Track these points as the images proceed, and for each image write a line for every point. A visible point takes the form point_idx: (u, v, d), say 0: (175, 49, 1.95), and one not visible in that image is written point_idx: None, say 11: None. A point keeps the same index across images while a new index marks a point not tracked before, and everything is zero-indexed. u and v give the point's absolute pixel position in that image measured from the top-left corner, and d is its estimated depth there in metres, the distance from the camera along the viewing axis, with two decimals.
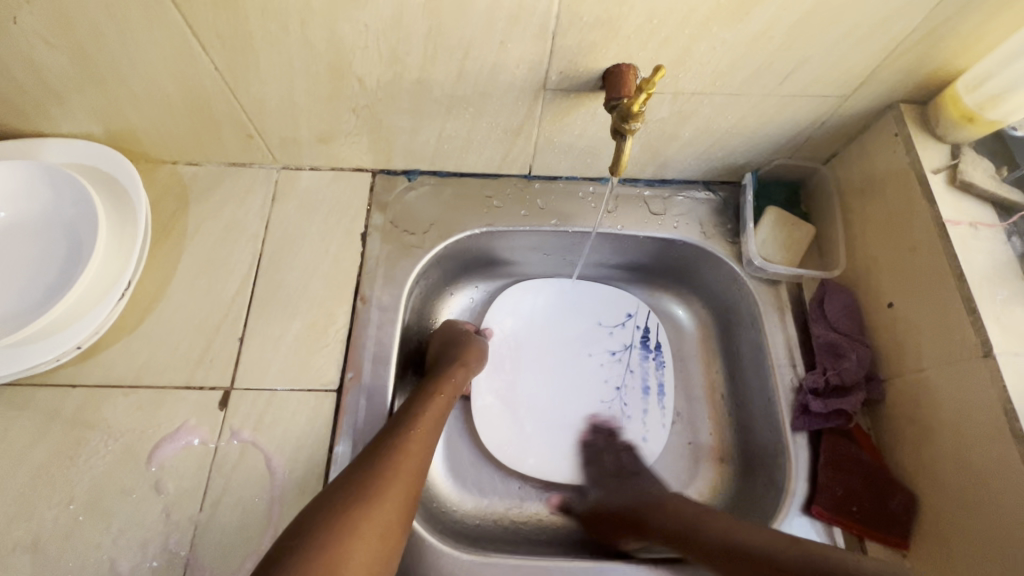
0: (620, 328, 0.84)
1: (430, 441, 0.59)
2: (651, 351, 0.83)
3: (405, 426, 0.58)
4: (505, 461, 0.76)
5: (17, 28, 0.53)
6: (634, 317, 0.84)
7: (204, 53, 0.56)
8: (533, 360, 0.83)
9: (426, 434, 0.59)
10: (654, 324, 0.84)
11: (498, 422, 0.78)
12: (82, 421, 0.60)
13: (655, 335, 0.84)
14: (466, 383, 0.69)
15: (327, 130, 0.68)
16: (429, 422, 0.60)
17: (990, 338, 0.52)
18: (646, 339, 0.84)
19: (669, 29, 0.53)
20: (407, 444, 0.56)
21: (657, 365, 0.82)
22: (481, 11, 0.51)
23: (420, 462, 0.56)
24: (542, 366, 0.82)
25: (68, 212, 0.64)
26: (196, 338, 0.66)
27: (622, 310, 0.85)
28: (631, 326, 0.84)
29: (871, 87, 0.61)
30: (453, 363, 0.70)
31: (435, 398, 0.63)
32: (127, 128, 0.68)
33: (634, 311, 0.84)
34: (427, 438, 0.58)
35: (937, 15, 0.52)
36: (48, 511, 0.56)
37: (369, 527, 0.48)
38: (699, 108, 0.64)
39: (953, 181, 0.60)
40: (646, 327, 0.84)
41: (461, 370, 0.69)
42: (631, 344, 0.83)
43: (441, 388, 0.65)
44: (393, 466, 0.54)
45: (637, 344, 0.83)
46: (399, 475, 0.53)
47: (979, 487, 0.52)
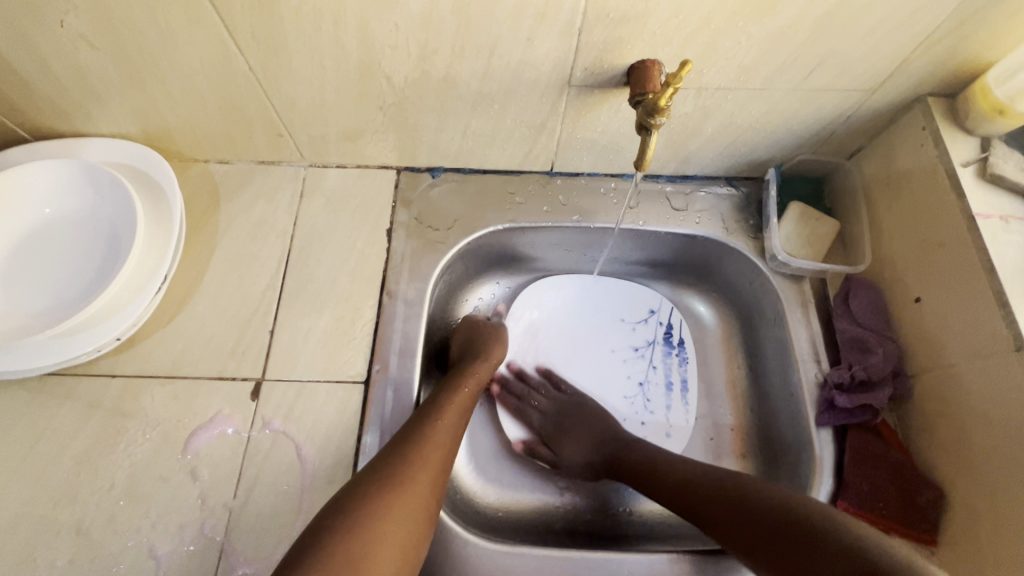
0: (643, 324, 0.84)
1: (456, 432, 0.60)
2: (674, 347, 0.83)
3: (430, 416, 0.59)
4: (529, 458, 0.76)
5: (65, 31, 0.55)
6: (657, 314, 0.84)
7: (240, 54, 0.58)
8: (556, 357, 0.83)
9: (452, 424, 0.60)
10: (675, 319, 0.84)
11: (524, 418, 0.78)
12: (121, 410, 0.63)
13: (677, 331, 0.84)
14: (486, 376, 0.69)
15: (354, 127, 0.70)
16: (453, 413, 0.61)
17: (1022, 332, 0.52)
18: (668, 336, 0.83)
19: (695, 25, 0.54)
20: (433, 434, 0.57)
21: (680, 362, 0.82)
22: (509, 8, 0.52)
23: (444, 452, 0.57)
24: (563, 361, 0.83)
25: (108, 208, 0.67)
26: (229, 330, 0.67)
27: (644, 306, 0.85)
28: (653, 322, 0.84)
29: (898, 81, 0.61)
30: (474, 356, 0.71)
31: (460, 390, 0.64)
32: (163, 128, 0.70)
33: (657, 307, 0.84)
34: (451, 429, 0.59)
35: (967, 7, 0.51)
36: (90, 496, 0.58)
37: (399, 511, 0.50)
38: (724, 103, 0.64)
39: (983, 174, 0.59)
40: (669, 324, 0.84)
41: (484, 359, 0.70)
42: (654, 340, 0.83)
43: (464, 381, 0.66)
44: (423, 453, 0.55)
45: (660, 341, 0.83)
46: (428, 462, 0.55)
47: (1013, 484, 0.51)
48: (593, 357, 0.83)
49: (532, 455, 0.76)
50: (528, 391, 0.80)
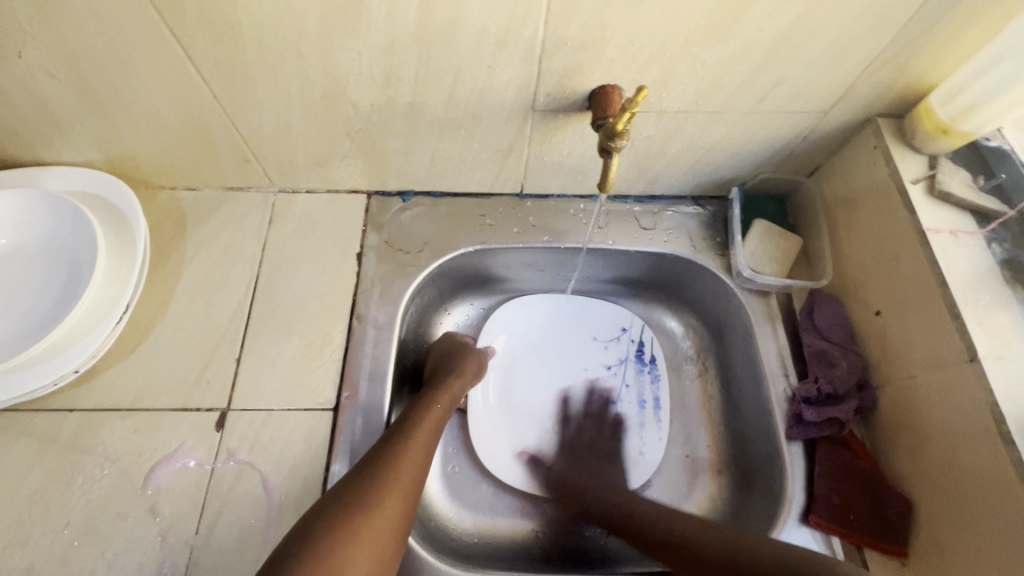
0: (615, 342, 0.85)
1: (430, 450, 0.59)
2: (646, 364, 0.83)
3: (401, 434, 0.59)
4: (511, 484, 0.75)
5: (23, 62, 0.55)
6: (628, 332, 0.85)
7: (204, 83, 0.59)
8: (531, 376, 0.83)
9: (423, 441, 0.59)
10: (648, 337, 0.85)
11: (498, 439, 0.78)
12: (79, 446, 0.60)
13: (649, 350, 0.84)
14: (460, 392, 0.69)
15: (322, 153, 0.70)
16: (425, 432, 0.60)
17: (975, 343, 0.53)
18: (640, 353, 0.84)
19: (650, 52, 0.55)
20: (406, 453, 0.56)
21: (653, 379, 0.82)
22: (470, 37, 0.53)
23: (416, 469, 0.56)
24: (538, 381, 0.83)
25: (68, 237, 0.66)
26: (195, 359, 0.66)
27: (616, 324, 0.85)
28: (625, 340, 0.85)
29: (848, 102, 0.63)
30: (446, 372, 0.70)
31: (432, 408, 0.64)
32: (128, 156, 0.70)
33: (629, 325, 0.85)
34: (423, 446, 0.58)
35: (906, 34, 0.54)
36: (42, 537, 0.56)
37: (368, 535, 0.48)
38: (684, 125, 0.66)
39: (932, 190, 0.61)
40: (640, 341, 0.84)
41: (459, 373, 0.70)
42: (627, 358, 0.84)
43: (436, 398, 0.65)
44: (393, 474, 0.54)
45: (632, 358, 0.84)
46: (399, 484, 0.53)
47: (974, 491, 0.52)
48: (567, 377, 0.83)
49: (505, 477, 0.75)
50: (502, 411, 0.80)
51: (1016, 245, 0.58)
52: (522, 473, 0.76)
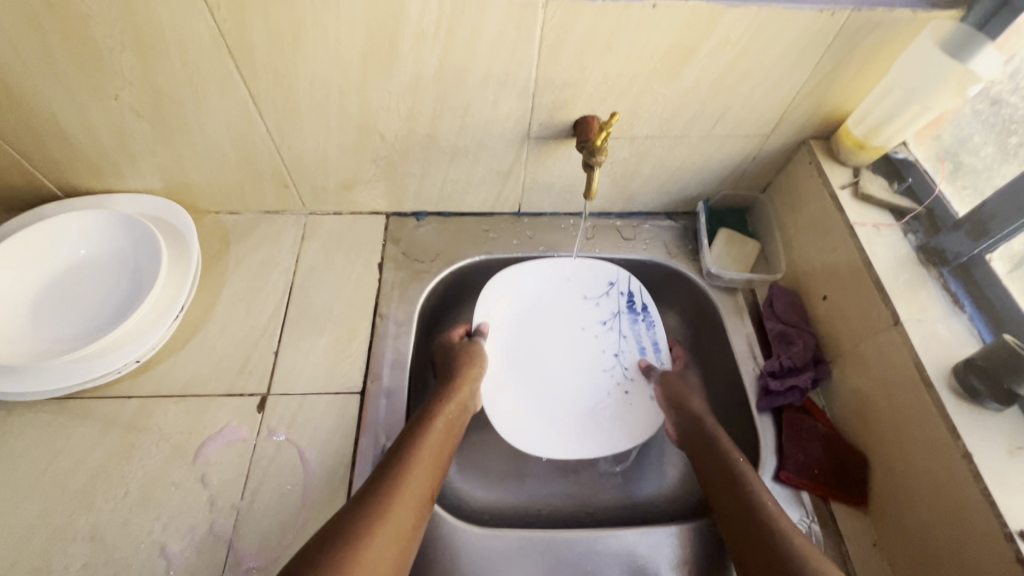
0: (606, 297, 0.88)
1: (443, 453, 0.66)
2: (639, 314, 0.87)
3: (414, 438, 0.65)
4: (534, 452, 0.77)
5: (118, 103, 0.68)
6: (616, 285, 0.87)
7: (261, 118, 0.72)
8: (531, 347, 0.85)
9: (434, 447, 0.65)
10: (632, 285, 0.87)
11: (511, 415, 0.80)
12: (136, 426, 0.69)
13: (638, 295, 0.87)
14: (472, 394, 0.75)
15: (351, 178, 0.83)
16: (437, 436, 0.67)
17: (897, 309, 0.64)
18: (631, 303, 0.87)
19: (620, 88, 0.70)
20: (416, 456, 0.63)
21: (647, 325, 0.87)
22: (478, 79, 0.68)
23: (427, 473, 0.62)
24: (542, 349, 0.85)
25: (133, 249, 0.77)
26: (237, 352, 0.75)
27: (602, 281, 0.88)
28: (614, 293, 0.87)
29: (784, 127, 0.78)
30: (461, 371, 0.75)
31: (444, 411, 0.70)
32: (185, 183, 0.82)
33: (614, 280, 0.87)
34: (433, 450, 0.65)
35: (819, 72, 0.69)
36: (104, 504, 0.63)
37: (390, 525, 0.55)
38: (653, 148, 0.80)
39: (857, 194, 0.75)
40: (629, 292, 0.87)
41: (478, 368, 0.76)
42: (618, 312, 0.87)
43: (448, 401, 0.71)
44: (413, 474, 0.61)
45: (624, 310, 0.87)
46: (418, 481, 0.60)
47: (907, 436, 0.62)
48: (567, 342, 0.86)
49: (533, 450, 0.77)
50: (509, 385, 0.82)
51: (927, 235, 0.70)
52: (547, 442, 0.78)
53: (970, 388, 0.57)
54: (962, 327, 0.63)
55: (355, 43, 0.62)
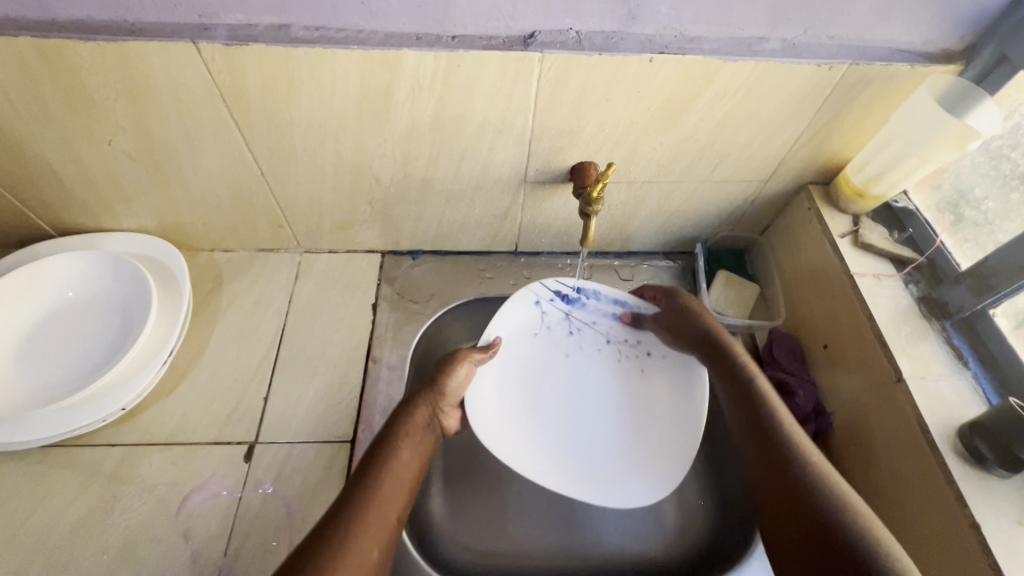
0: (546, 314, 0.83)
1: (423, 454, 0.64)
2: (577, 298, 0.83)
3: (389, 443, 0.62)
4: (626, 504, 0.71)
5: (111, 147, 0.67)
6: (542, 300, 0.82)
7: (255, 162, 0.71)
8: (550, 403, 0.79)
9: (412, 447, 0.63)
10: (551, 283, 0.83)
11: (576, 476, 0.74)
12: (119, 477, 0.67)
13: (566, 287, 0.83)
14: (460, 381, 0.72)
15: (346, 219, 0.82)
16: (415, 433, 0.65)
17: (899, 365, 0.63)
18: (564, 296, 0.83)
19: (617, 136, 0.69)
20: (396, 460, 0.60)
21: (592, 298, 0.83)
22: (474, 127, 0.67)
23: (408, 470, 0.61)
24: (558, 396, 0.80)
25: (125, 292, 0.76)
26: (226, 398, 0.74)
27: (528, 304, 0.82)
28: (550, 306, 0.83)
29: (783, 173, 0.77)
30: (443, 372, 0.71)
31: (420, 409, 0.67)
32: (178, 223, 0.81)
33: (539, 295, 0.82)
34: (412, 450, 0.63)
35: (817, 122, 0.69)
36: (83, 561, 0.61)
37: (373, 530, 0.54)
38: (650, 192, 0.79)
39: (857, 243, 0.74)
40: (554, 291, 0.83)
41: (462, 370, 0.73)
42: (566, 312, 0.83)
43: (423, 401, 0.68)
44: (393, 475, 0.59)
45: (565, 308, 0.83)
46: (397, 482, 0.59)
47: (911, 498, 0.60)
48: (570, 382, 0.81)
49: (637, 501, 0.72)
50: (532, 449, 0.75)
51: (929, 286, 0.70)
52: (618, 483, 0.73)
53: (978, 454, 0.55)
54: (966, 385, 0.62)
55: (350, 93, 0.62)
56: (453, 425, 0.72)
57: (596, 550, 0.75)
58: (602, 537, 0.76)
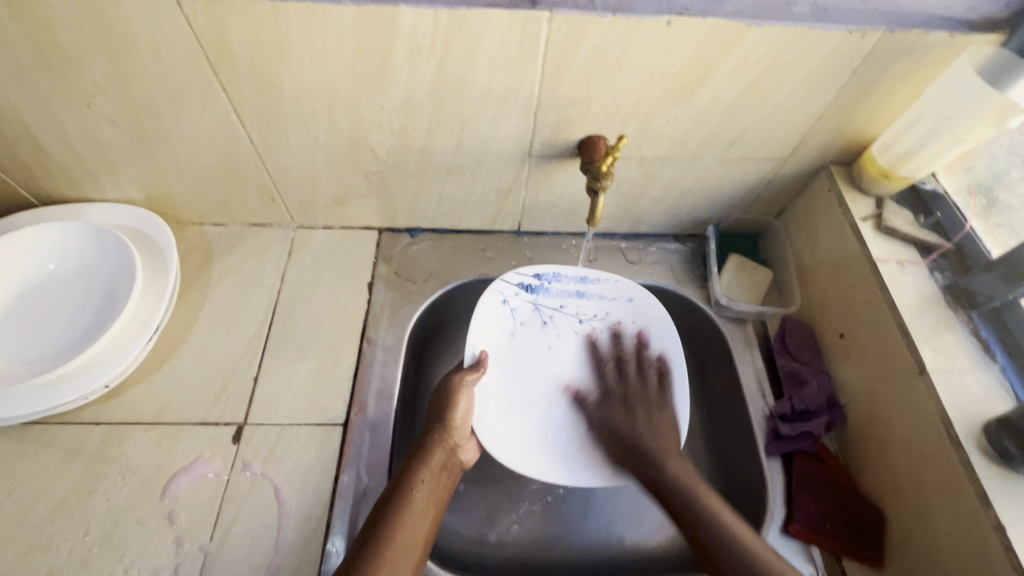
0: (516, 307, 0.80)
1: (439, 496, 0.62)
2: (541, 285, 0.81)
3: (402, 489, 0.60)
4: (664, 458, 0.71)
5: (90, 111, 0.63)
6: (509, 298, 0.80)
7: (244, 129, 0.67)
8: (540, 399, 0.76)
9: (427, 495, 0.61)
10: (512, 277, 0.80)
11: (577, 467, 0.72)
12: (103, 456, 0.64)
13: (525, 277, 0.80)
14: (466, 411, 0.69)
15: (341, 193, 0.78)
16: (430, 480, 0.62)
17: (922, 357, 0.59)
18: (528, 288, 0.80)
19: (629, 108, 0.65)
20: (409, 510, 0.59)
21: (554, 281, 0.81)
22: (476, 95, 0.63)
23: (420, 522, 0.59)
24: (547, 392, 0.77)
25: (108, 265, 0.72)
26: (214, 377, 0.71)
27: (495, 303, 0.78)
28: (519, 299, 0.80)
29: (804, 151, 0.73)
30: (446, 402, 0.68)
31: (434, 451, 0.65)
32: (165, 194, 0.78)
33: (502, 292, 0.79)
34: (427, 497, 0.61)
35: (843, 96, 0.64)
36: (64, 543, 0.59)
37: None
38: (662, 170, 0.75)
39: (880, 227, 0.70)
40: (518, 286, 0.80)
41: (463, 398, 0.69)
42: (534, 301, 0.81)
43: (440, 441, 0.66)
44: (406, 524, 0.58)
45: (533, 298, 0.80)
46: (410, 532, 0.57)
47: (931, 497, 0.57)
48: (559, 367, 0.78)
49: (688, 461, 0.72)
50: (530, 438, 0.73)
51: (955, 274, 0.66)
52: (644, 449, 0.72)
53: (1002, 450, 0.52)
54: (993, 378, 0.59)
55: (343, 55, 0.58)
56: (471, 457, 0.69)
57: (596, 541, 0.73)
58: (603, 528, 0.74)
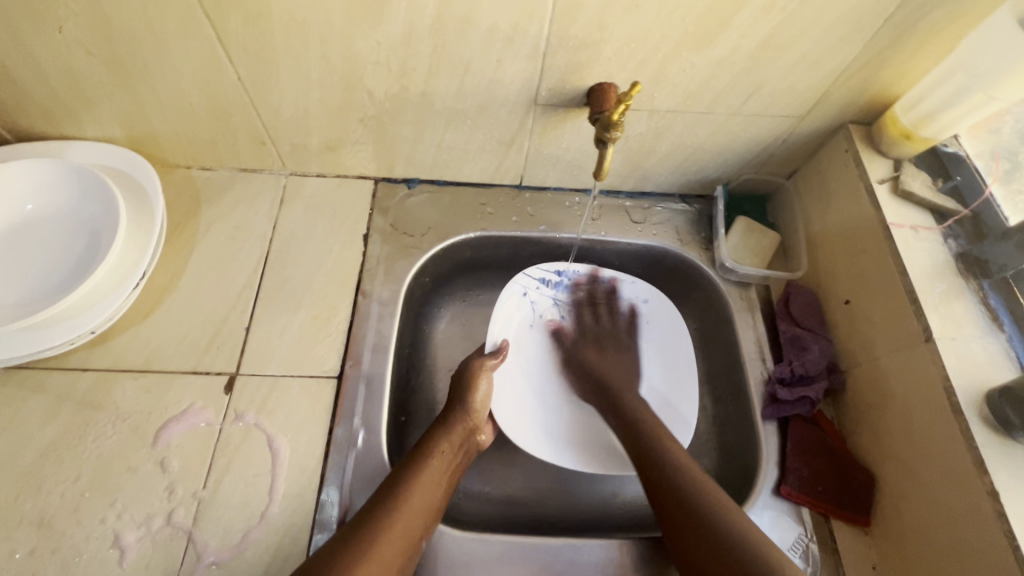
0: (536, 303, 0.82)
1: (453, 467, 0.64)
2: (558, 280, 0.82)
3: (417, 459, 0.62)
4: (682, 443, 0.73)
5: (62, 37, 0.59)
6: (531, 292, 0.81)
7: (230, 64, 0.63)
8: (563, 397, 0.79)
9: (440, 467, 0.62)
10: (534, 271, 0.81)
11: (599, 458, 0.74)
12: (92, 403, 0.63)
13: (548, 272, 0.82)
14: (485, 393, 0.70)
15: (336, 138, 0.74)
16: (444, 455, 0.64)
17: (930, 324, 0.58)
18: (548, 280, 0.82)
19: (644, 53, 0.61)
20: (419, 480, 0.60)
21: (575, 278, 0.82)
22: (480, 33, 0.59)
23: (431, 493, 0.60)
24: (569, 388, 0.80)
25: (91, 206, 0.69)
26: (204, 326, 0.69)
27: (516, 294, 0.81)
28: (540, 295, 0.82)
29: (824, 108, 0.69)
30: (465, 384, 0.70)
31: (456, 429, 0.66)
32: (149, 134, 0.73)
33: (524, 286, 0.81)
34: (439, 470, 0.62)
35: (872, 47, 0.60)
36: (55, 487, 0.59)
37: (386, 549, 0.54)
38: (673, 124, 0.71)
39: (896, 191, 0.67)
40: (538, 277, 0.81)
41: (485, 382, 0.70)
42: (552, 297, 0.83)
43: (460, 421, 0.67)
44: (417, 491, 0.59)
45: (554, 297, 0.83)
46: (419, 499, 0.58)
47: (925, 464, 0.57)
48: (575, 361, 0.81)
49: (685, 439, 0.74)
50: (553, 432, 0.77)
51: (969, 242, 0.65)
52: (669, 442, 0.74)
53: (1003, 419, 0.52)
54: (999, 348, 0.58)
55: None
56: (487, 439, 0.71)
57: (587, 500, 0.74)
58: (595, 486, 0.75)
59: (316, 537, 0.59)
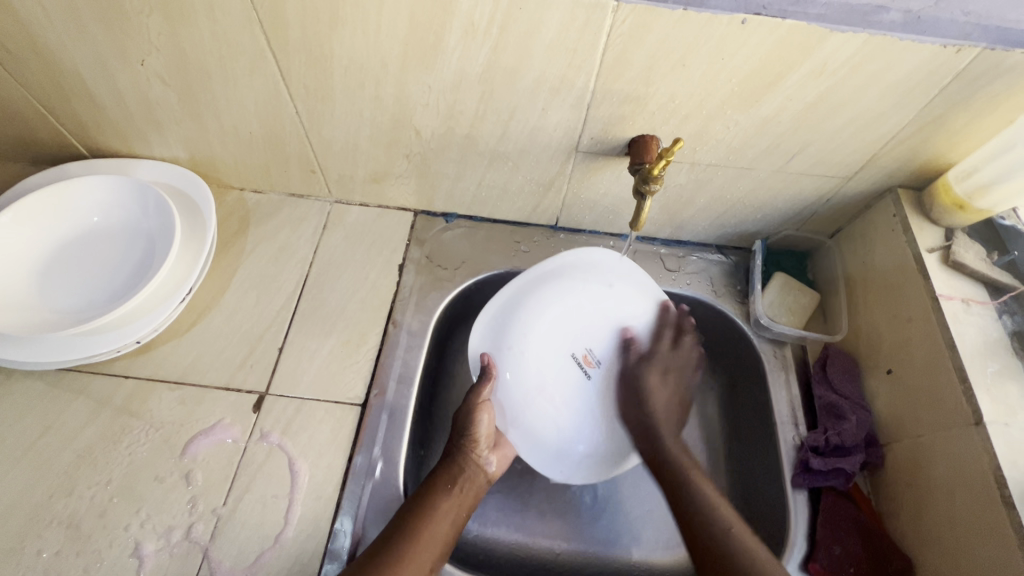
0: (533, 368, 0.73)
1: (465, 497, 0.64)
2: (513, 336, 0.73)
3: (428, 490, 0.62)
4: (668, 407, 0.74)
5: (143, 68, 0.63)
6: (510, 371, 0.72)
7: (290, 100, 0.67)
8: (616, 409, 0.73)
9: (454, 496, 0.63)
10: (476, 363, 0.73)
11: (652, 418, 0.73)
12: (129, 410, 0.66)
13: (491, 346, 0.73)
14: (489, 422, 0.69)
15: (381, 171, 0.77)
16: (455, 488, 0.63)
17: (981, 407, 0.55)
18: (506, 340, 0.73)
19: (688, 110, 0.61)
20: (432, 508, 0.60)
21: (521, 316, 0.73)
22: (528, 83, 0.60)
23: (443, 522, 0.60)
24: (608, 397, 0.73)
25: (150, 221, 0.73)
26: (241, 344, 0.72)
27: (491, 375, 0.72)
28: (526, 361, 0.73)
29: (872, 170, 0.68)
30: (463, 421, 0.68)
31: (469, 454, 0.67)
32: (209, 157, 0.78)
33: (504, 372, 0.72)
34: (450, 500, 0.62)
35: (924, 116, 0.59)
36: (85, 490, 0.61)
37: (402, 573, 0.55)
38: (714, 177, 0.71)
39: (946, 260, 0.65)
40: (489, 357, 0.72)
41: (485, 415, 0.69)
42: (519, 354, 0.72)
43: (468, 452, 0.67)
44: (430, 521, 0.59)
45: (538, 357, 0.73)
46: (432, 532, 0.59)
47: (971, 559, 0.53)
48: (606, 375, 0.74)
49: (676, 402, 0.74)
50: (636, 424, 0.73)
51: None
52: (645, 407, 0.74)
53: None
54: None
55: (396, 31, 0.56)
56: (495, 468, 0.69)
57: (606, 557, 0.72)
58: (614, 541, 0.73)
59: (327, 566, 0.59)
